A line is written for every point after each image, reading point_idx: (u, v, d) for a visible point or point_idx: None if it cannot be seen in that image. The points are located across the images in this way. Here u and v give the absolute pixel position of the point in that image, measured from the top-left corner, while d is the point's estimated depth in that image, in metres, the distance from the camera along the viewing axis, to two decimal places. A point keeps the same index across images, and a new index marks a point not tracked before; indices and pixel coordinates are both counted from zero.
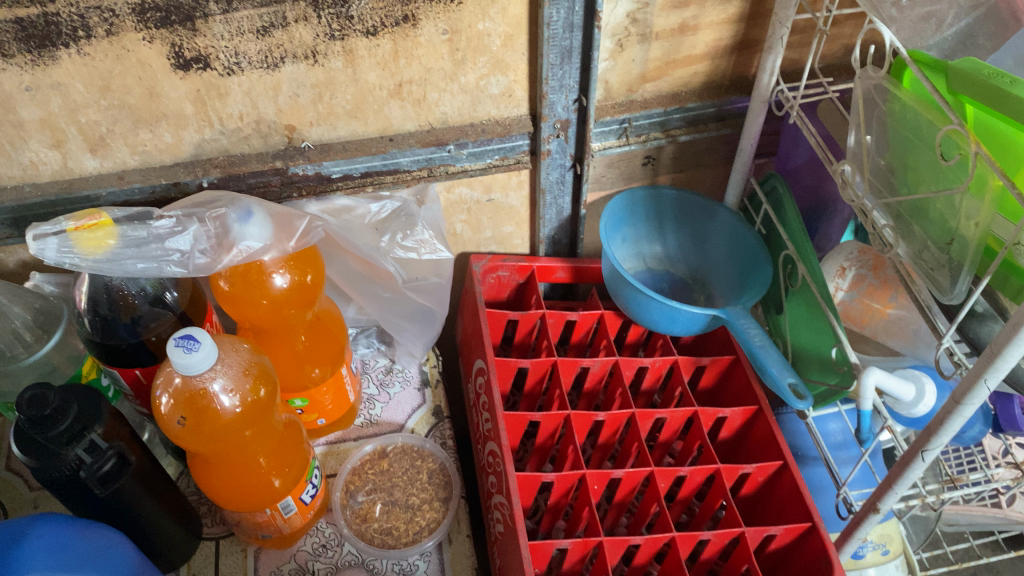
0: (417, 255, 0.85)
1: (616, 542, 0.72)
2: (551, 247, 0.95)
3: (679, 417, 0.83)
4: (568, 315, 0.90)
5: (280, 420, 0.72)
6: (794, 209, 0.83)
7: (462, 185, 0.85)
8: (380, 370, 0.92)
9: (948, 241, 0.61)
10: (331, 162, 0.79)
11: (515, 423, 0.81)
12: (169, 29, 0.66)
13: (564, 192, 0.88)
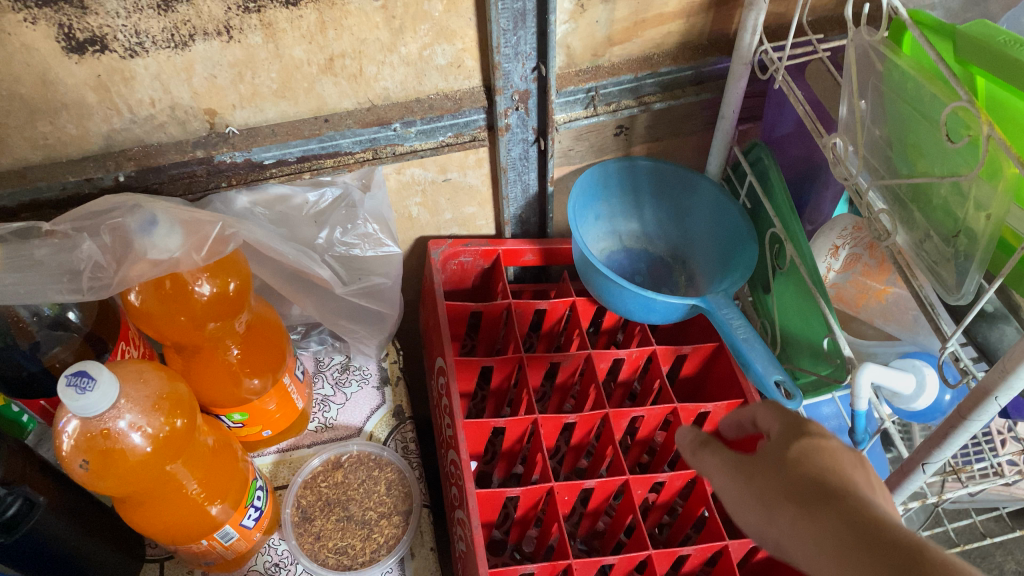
0: (360, 252, 0.78)
1: (588, 562, 0.66)
2: (518, 227, 0.87)
3: (657, 415, 0.76)
4: (537, 304, 0.83)
5: (208, 443, 0.65)
6: (780, 181, 0.75)
7: (413, 166, 0.76)
8: (336, 367, 0.85)
9: (955, 232, 0.53)
10: (261, 148, 0.70)
11: (478, 429, 0.75)
12: (52, 7, 0.56)
13: (529, 167, 0.79)
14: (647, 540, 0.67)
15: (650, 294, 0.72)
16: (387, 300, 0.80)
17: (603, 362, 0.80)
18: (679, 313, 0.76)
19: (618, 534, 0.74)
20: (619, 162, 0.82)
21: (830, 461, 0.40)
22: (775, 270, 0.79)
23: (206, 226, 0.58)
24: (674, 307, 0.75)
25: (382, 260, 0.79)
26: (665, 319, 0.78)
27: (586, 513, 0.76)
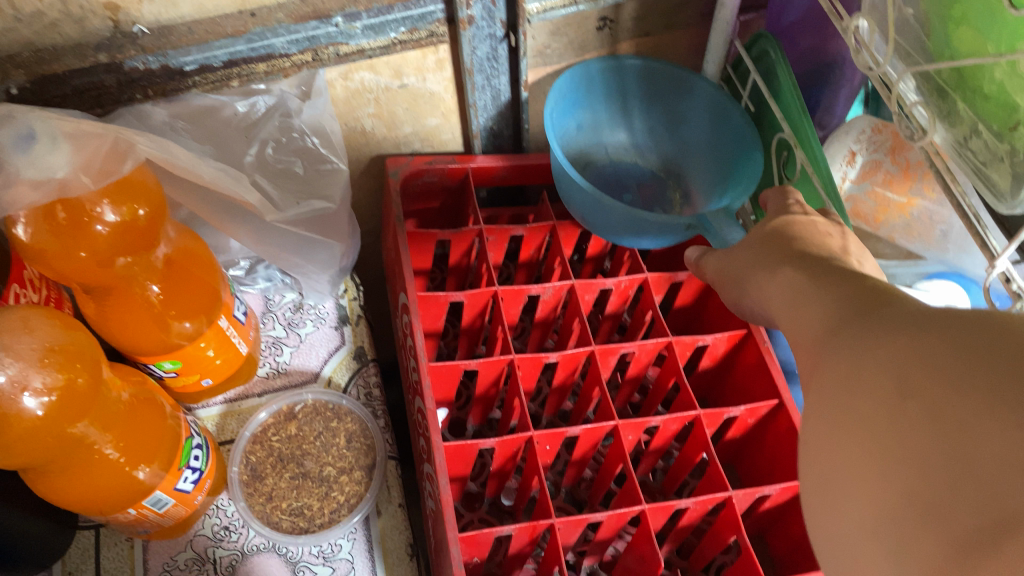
0: (298, 169, 0.66)
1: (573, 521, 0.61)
2: (490, 141, 0.76)
3: (650, 351, 0.68)
4: (513, 230, 0.73)
5: (122, 400, 0.56)
6: (789, 78, 0.65)
7: (362, 70, 0.65)
8: (288, 307, 0.75)
9: (1012, 125, 0.43)
10: (178, 50, 0.59)
11: (448, 373, 0.68)
12: None
13: (499, 69, 0.68)
14: (637, 497, 0.60)
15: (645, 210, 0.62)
16: (335, 228, 0.69)
17: (588, 293, 0.71)
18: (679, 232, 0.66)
19: (608, 483, 0.67)
20: (604, 62, 0.71)
21: (806, 228, 0.50)
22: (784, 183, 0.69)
23: (95, 140, 0.48)
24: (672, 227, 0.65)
25: (326, 178, 0.67)
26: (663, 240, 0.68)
27: (571, 462, 0.69)
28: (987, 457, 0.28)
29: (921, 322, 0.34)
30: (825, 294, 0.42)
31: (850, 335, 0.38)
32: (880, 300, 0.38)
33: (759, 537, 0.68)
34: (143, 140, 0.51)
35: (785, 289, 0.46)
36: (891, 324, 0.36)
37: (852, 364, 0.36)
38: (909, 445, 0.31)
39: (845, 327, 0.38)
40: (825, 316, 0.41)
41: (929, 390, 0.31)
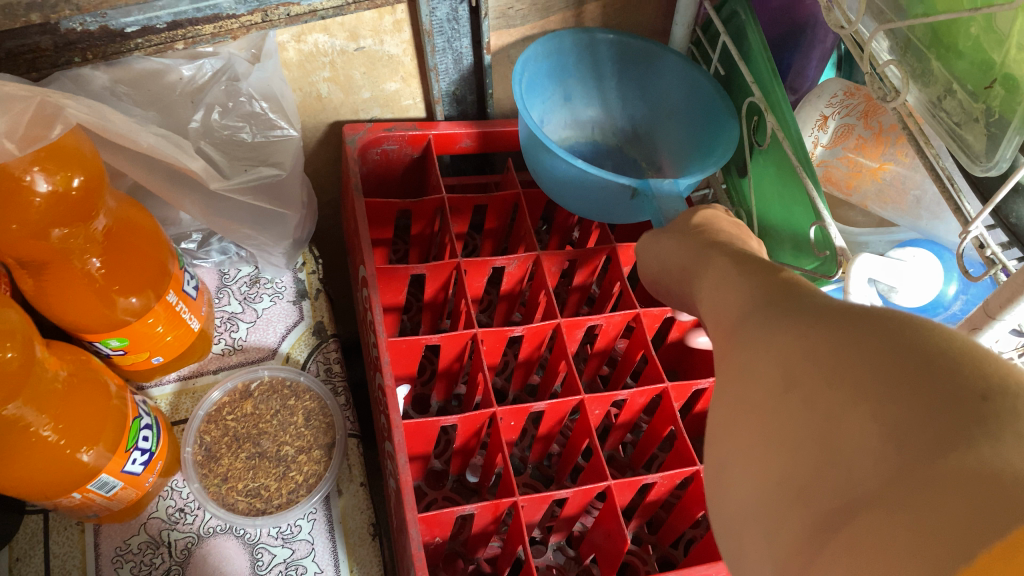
0: (248, 136, 0.63)
1: (536, 500, 0.60)
2: (453, 108, 0.73)
3: (618, 323, 0.66)
4: (476, 200, 0.71)
5: (59, 378, 0.53)
6: (761, 39, 0.62)
7: (315, 32, 0.62)
8: (244, 281, 0.73)
9: (987, 84, 0.41)
10: (117, 10, 0.56)
11: (408, 349, 0.66)
12: None
13: (461, 32, 0.65)
14: (604, 472, 0.59)
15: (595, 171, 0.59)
16: (288, 198, 0.66)
17: (555, 265, 0.69)
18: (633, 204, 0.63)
19: (574, 458, 0.66)
20: (584, 33, 0.69)
21: (723, 223, 0.47)
22: (753, 148, 0.67)
23: (20, 103, 0.45)
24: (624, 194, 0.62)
25: (275, 146, 0.64)
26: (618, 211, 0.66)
27: (536, 438, 0.68)
28: (856, 453, 0.24)
29: (815, 313, 0.29)
30: (728, 276, 0.37)
31: (746, 323, 0.32)
32: (781, 286, 0.33)
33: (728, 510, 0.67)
34: (72, 109, 0.47)
35: (692, 274, 0.41)
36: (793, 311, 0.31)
37: (742, 350, 0.31)
38: (787, 434, 0.26)
39: (743, 315, 0.33)
40: (725, 300, 0.36)
41: (810, 376, 0.26)
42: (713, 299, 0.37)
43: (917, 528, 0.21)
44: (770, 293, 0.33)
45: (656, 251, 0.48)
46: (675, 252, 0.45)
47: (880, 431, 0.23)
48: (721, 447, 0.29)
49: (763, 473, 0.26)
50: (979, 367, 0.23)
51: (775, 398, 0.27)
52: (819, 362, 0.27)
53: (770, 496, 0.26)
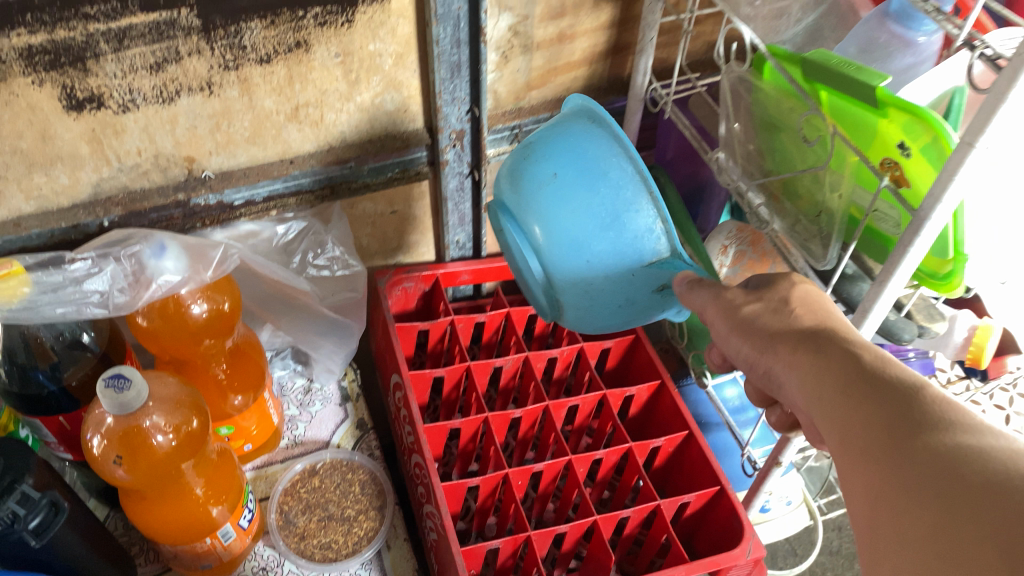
0: (330, 273, 0.87)
1: (544, 533, 0.78)
2: (457, 253, 0.98)
3: (590, 401, 0.88)
4: (476, 317, 0.94)
5: (216, 450, 0.72)
6: (676, 195, 0.90)
7: (365, 201, 0.87)
8: (299, 390, 0.92)
9: (817, 213, 0.68)
10: (233, 190, 0.80)
11: (436, 432, 0.86)
12: (58, 71, 0.66)
13: (464, 198, 0.91)
14: (591, 507, 0.79)
15: (647, 198, 0.60)
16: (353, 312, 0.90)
17: (540, 361, 0.91)
18: (602, 289, 0.64)
19: (568, 507, 0.86)
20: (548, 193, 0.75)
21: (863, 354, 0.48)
22: None
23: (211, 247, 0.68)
24: (625, 259, 0.62)
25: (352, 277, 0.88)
26: (597, 266, 0.62)
27: (537, 497, 0.87)
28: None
29: (969, 449, 0.38)
30: (864, 392, 0.45)
31: (892, 447, 0.41)
32: (910, 420, 0.41)
33: (687, 542, 0.88)
34: (237, 250, 0.69)
35: (799, 358, 0.50)
36: (932, 449, 0.39)
37: (902, 460, 0.40)
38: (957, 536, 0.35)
39: (880, 435, 0.42)
40: (852, 426, 0.44)
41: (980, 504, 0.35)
42: (840, 419, 0.45)
43: None
44: (900, 423, 0.42)
45: (738, 340, 0.56)
46: (786, 355, 0.52)
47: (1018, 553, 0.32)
48: (888, 515, 0.39)
49: (938, 546, 0.35)
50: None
51: (951, 500, 0.36)
52: (984, 502, 0.35)
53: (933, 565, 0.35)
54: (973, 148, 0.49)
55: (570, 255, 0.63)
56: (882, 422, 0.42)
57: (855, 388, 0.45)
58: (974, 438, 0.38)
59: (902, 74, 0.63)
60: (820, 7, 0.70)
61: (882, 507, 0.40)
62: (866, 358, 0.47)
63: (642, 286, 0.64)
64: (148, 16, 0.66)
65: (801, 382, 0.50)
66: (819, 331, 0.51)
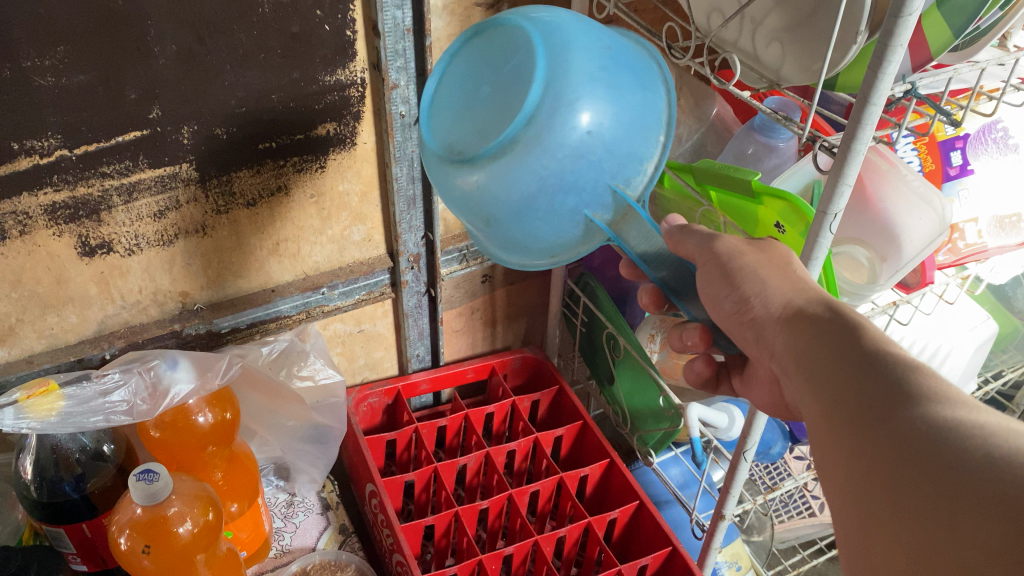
0: (312, 381, 0.96)
1: None
2: (418, 364, 1.11)
3: (549, 486, 0.98)
4: (438, 422, 1.05)
5: (227, 548, 0.78)
6: (606, 295, 1.05)
7: (336, 321, 1.00)
8: (282, 503, 0.99)
9: None
10: (221, 318, 0.91)
11: (413, 531, 0.92)
12: (76, 222, 0.77)
13: (422, 314, 1.05)
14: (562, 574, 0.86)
15: (657, 142, 0.62)
16: (336, 416, 0.98)
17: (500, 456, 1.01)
18: (562, 167, 0.59)
19: None
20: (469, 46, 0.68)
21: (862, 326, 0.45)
22: (614, 359, 1.08)
23: (217, 360, 0.79)
24: (605, 166, 0.60)
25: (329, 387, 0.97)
26: (589, 152, 0.59)
27: None
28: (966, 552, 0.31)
29: (949, 421, 0.36)
30: (841, 366, 0.43)
31: (875, 420, 0.39)
32: (892, 389, 0.39)
33: None
34: (237, 361, 0.81)
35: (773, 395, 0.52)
36: (909, 424, 0.37)
37: (884, 435, 0.38)
38: (940, 518, 0.33)
39: (859, 410, 0.40)
40: (836, 392, 0.42)
41: (956, 480, 0.33)
42: (825, 395, 0.43)
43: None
44: (878, 396, 0.39)
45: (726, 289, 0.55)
46: (770, 331, 0.50)
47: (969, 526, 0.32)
48: (869, 496, 0.37)
49: (923, 529, 0.33)
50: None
51: (927, 479, 0.34)
52: (964, 486, 0.33)
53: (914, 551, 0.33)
54: (827, 215, 0.64)
55: (578, 109, 0.58)
56: (868, 390, 0.40)
57: (843, 354, 0.43)
58: (956, 410, 0.36)
59: (772, 172, 0.80)
60: (701, 127, 0.87)
61: (863, 487, 0.37)
62: (830, 330, 0.46)
63: (583, 198, 0.61)
64: (156, 171, 0.78)
65: (785, 356, 0.48)
66: (799, 306, 0.50)
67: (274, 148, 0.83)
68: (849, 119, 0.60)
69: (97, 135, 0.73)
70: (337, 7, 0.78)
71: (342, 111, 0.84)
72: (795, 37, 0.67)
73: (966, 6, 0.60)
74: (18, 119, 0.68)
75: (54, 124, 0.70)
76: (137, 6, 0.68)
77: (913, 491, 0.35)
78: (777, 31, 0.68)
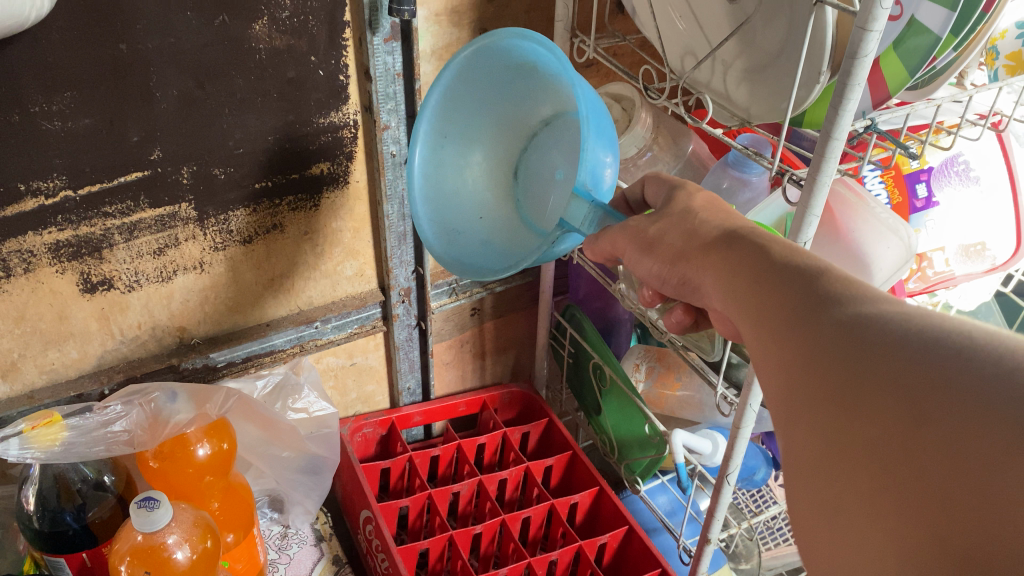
0: (306, 413, 0.98)
1: None
2: (409, 396, 1.13)
3: (540, 511, 1.00)
4: (431, 452, 1.07)
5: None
6: (591, 326, 1.09)
7: (329, 355, 1.03)
8: (277, 535, 1.01)
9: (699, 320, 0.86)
10: (218, 352, 0.93)
11: (408, 554, 0.94)
12: (78, 260, 0.79)
13: (413, 346, 1.08)
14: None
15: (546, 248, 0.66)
16: (330, 446, 1.00)
17: (492, 484, 1.03)
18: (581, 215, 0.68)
19: None
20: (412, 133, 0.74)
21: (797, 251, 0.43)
22: (600, 389, 1.11)
23: (217, 392, 0.83)
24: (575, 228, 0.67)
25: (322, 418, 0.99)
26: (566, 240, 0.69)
27: None
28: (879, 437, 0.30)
29: (873, 316, 0.34)
30: (778, 281, 0.41)
31: (799, 325, 0.37)
32: (819, 295, 0.38)
33: None
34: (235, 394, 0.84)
35: None
36: (833, 324, 0.35)
37: (807, 336, 0.36)
38: (851, 403, 0.32)
39: (788, 317, 0.38)
40: (763, 314, 0.41)
41: (867, 364, 0.32)
42: (760, 318, 0.41)
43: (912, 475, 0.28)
44: (806, 301, 0.38)
45: (648, 268, 0.56)
46: (710, 268, 0.49)
47: (879, 418, 0.30)
48: (792, 405, 0.35)
49: (842, 425, 0.32)
50: (992, 354, 0.28)
51: (847, 372, 0.33)
52: (884, 373, 0.31)
53: (824, 438, 0.32)
54: (797, 243, 0.68)
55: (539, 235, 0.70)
56: (794, 305, 0.39)
57: (770, 275, 0.42)
58: (879, 307, 0.35)
59: (747, 205, 0.84)
60: (679, 164, 0.89)
61: (787, 399, 0.36)
62: (768, 258, 0.45)
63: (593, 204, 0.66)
64: (156, 210, 0.81)
65: (721, 284, 0.47)
66: (745, 236, 0.48)
67: (269, 187, 0.86)
68: (813, 153, 0.64)
69: (101, 176, 0.76)
70: (331, 52, 0.82)
71: (336, 151, 0.88)
72: (762, 76, 0.71)
73: (920, 47, 0.64)
74: (25, 161, 0.71)
75: (59, 165, 0.73)
76: (141, 53, 0.71)
77: (834, 387, 0.33)
78: (746, 71, 0.73)
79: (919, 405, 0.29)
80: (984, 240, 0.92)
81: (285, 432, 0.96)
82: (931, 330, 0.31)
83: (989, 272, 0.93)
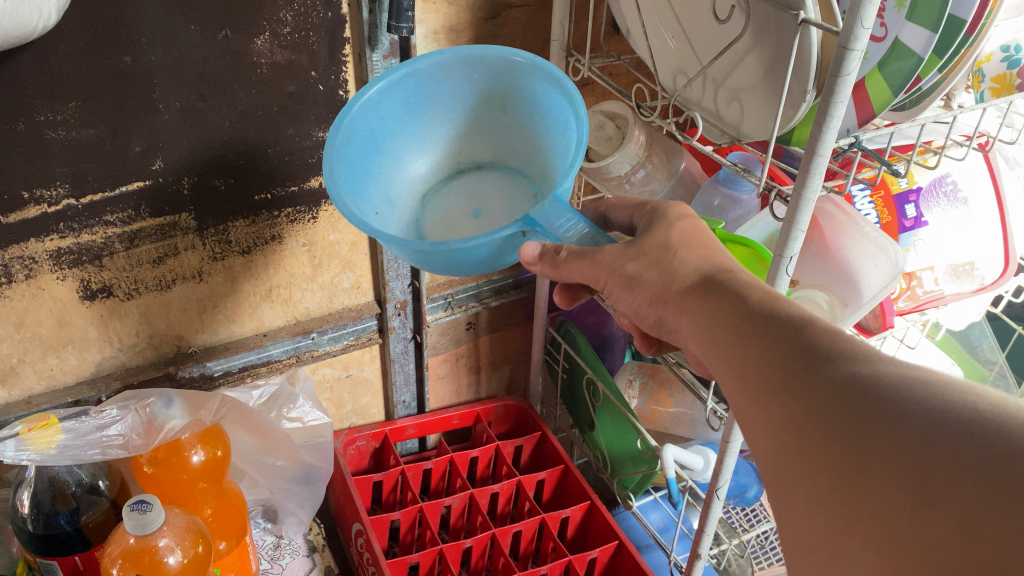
0: (301, 422, 0.99)
1: None
2: (404, 409, 1.15)
3: (531, 526, 1.00)
4: (424, 464, 1.08)
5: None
6: (585, 343, 1.09)
7: (325, 366, 1.04)
8: (270, 545, 1.01)
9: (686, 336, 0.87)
10: (214, 361, 0.95)
11: (398, 566, 0.94)
12: (78, 267, 0.81)
13: (408, 360, 1.09)
14: None
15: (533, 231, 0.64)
16: (325, 457, 1.01)
17: (484, 497, 1.04)
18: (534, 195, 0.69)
19: None
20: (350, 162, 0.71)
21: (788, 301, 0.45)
22: (594, 406, 1.12)
23: (211, 399, 0.84)
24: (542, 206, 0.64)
25: (316, 428, 1.00)
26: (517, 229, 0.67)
27: None
28: (884, 499, 0.32)
29: (874, 375, 0.35)
30: (761, 331, 0.43)
31: (789, 381, 0.39)
32: (815, 349, 0.39)
33: None
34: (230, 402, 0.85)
35: None
36: (831, 379, 0.37)
37: (803, 393, 0.37)
38: (858, 464, 0.33)
39: (780, 368, 0.40)
40: (746, 360, 0.43)
41: (872, 431, 0.33)
42: (743, 362, 0.43)
43: (922, 540, 0.30)
44: (801, 355, 0.39)
45: (632, 299, 0.57)
46: (697, 300, 0.51)
47: (885, 475, 0.32)
48: (791, 450, 0.37)
49: (840, 480, 0.34)
50: (1001, 427, 0.30)
51: (847, 431, 0.34)
52: (891, 432, 0.33)
53: (836, 503, 0.34)
54: (783, 258, 0.69)
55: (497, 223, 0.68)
56: (782, 358, 0.40)
57: (752, 324, 0.44)
58: (875, 366, 0.36)
59: (738, 223, 0.86)
60: (671, 181, 0.91)
61: (787, 442, 0.37)
62: (757, 299, 0.46)
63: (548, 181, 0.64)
64: (156, 220, 0.82)
65: (706, 325, 0.49)
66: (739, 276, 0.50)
67: (269, 200, 0.88)
68: (799, 169, 0.65)
69: (103, 185, 0.77)
70: (331, 68, 0.83)
71: None
72: (752, 98, 0.73)
73: (903, 70, 0.66)
74: (28, 169, 0.73)
75: (62, 174, 0.75)
76: (145, 65, 0.73)
77: (836, 446, 0.34)
78: (737, 92, 0.74)
79: (927, 476, 0.30)
80: (972, 260, 0.92)
81: (279, 441, 0.97)
82: (935, 403, 0.32)
83: (978, 291, 0.94)
